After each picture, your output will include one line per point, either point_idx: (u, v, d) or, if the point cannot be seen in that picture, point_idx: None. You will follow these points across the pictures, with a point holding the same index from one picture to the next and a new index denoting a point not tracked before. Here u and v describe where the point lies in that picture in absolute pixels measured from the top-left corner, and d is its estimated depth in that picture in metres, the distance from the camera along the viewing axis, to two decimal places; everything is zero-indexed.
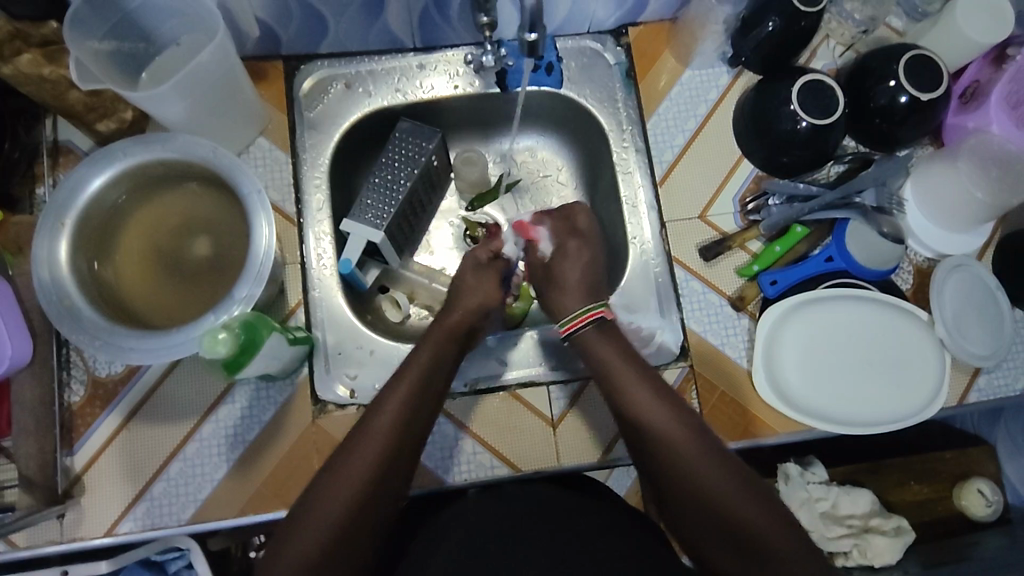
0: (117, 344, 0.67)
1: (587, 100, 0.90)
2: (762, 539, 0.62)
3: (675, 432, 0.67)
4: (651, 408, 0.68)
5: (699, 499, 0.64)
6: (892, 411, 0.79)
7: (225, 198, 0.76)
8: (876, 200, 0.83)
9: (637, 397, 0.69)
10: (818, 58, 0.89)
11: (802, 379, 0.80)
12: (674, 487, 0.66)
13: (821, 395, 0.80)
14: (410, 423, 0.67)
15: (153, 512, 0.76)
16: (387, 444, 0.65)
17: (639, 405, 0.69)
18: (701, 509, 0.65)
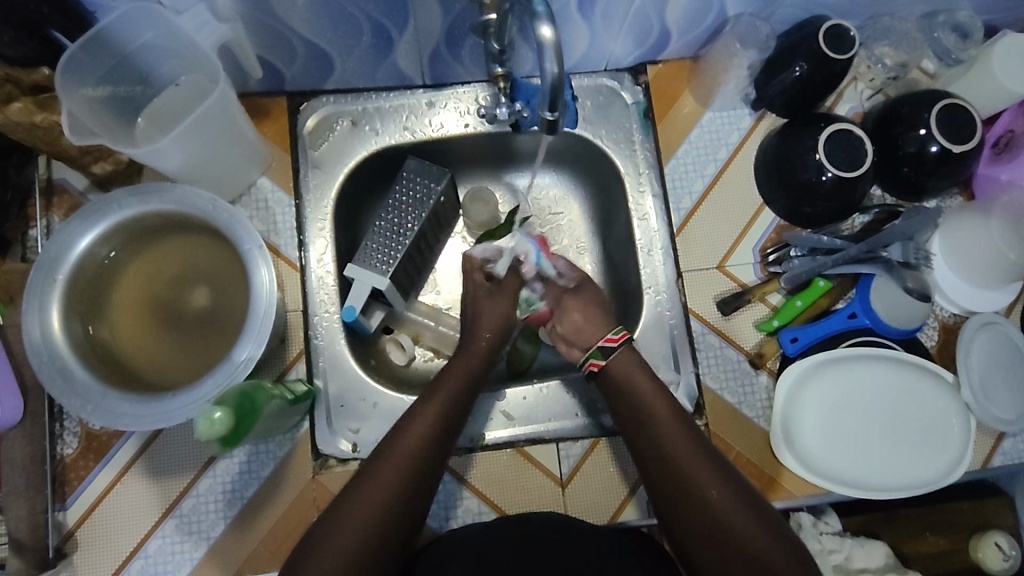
0: (109, 409, 0.64)
1: (603, 140, 0.86)
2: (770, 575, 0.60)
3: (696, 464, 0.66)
4: (672, 438, 0.68)
5: (719, 533, 0.63)
6: (916, 474, 0.76)
7: (225, 249, 0.73)
8: (902, 255, 0.79)
9: (659, 427, 0.69)
10: (845, 101, 0.85)
11: (823, 444, 0.77)
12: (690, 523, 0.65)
13: (844, 460, 0.77)
14: (426, 455, 0.66)
15: (149, 570, 0.74)
16: (401, 475, 0.64)
17: (660, 436, 0.69)
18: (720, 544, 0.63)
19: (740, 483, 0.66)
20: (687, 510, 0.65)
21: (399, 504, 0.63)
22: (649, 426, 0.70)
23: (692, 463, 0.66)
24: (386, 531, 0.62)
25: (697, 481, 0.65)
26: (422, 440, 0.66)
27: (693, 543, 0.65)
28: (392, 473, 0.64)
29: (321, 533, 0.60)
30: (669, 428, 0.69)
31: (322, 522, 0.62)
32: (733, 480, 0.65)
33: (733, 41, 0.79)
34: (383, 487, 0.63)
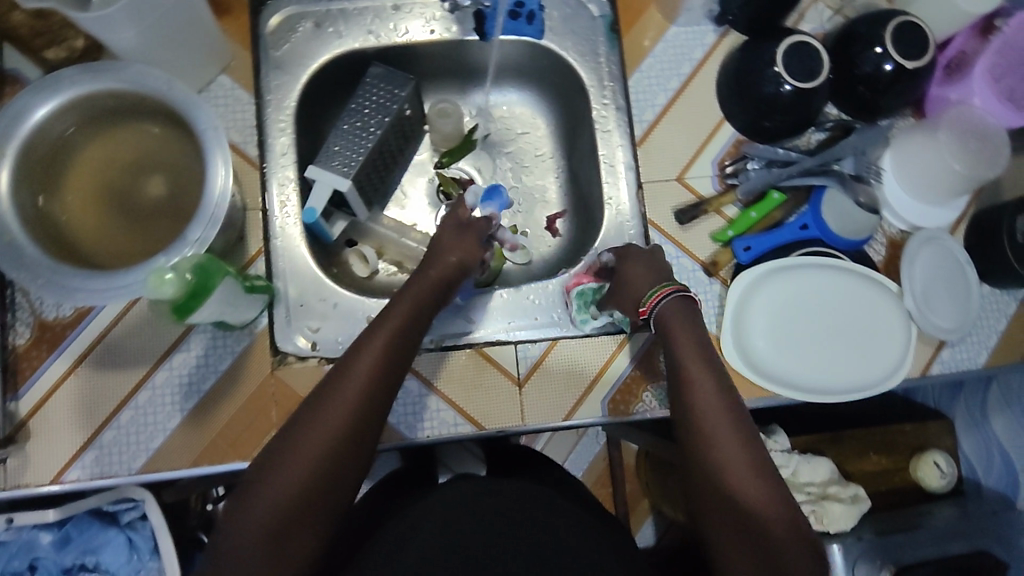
0: (62, 283, 0.64)
1: (569, 53, 0.87)
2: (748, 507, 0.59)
3: (705, 397, 0.65)
4: (695, 377, 0.67)
5: (702, 470, 0.62)
6: (857, 378, 0.79)
7: (179, 136, 0.72)
8: (854, 168, 0.83)
9: (683, 363, 0.68)
10: (806, 21, 0.87)
11: (769, 345, 0.79)
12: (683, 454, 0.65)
13: (790, 362, 0.79)
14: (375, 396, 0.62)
15: (103, 460, 0.74)
16: (357, 408, 0.61)
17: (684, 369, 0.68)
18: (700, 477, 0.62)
19: (741, 422, 0.64)
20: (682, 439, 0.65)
21: (346, 440, 0.60)
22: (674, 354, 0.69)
23: (701, 402, 0.65)
24: (337, 475, 0.59)
25: (693, 411, 0.65)
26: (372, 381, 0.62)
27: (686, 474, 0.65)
28: (335, 416, 0.60)
29: (264, 479, 0.58)
30: (692, 364, 0.68)
31: (268, 466, 0.59)
32: (738, 419, 0.64)
33: None
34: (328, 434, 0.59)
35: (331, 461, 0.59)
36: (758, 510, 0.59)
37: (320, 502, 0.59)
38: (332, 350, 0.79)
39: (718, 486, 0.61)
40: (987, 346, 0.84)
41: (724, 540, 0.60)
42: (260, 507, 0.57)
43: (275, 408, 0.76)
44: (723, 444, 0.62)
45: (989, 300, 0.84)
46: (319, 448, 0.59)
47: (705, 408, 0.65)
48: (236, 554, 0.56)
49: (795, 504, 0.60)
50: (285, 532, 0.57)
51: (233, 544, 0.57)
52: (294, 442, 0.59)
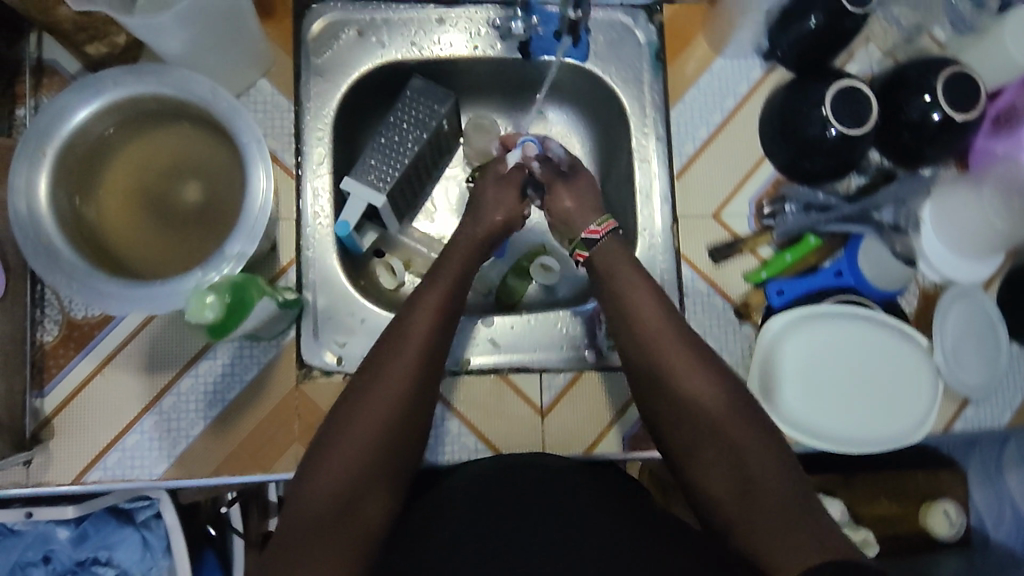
0: (96, 289, 0.63)
1: (612, 78, 0.86)
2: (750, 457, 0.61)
3: (682, 353, 0.66)
4: (664, 335, 0.68)
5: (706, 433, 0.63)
6: (887, 432, 0.79)
7: (219, 143, 0.71)
8: (893, 218, 0.83)
9: (647, 322, 0.69)
10: (855, 61, 0.86)
11: (801, 398, 0.79)
12: (669, 410, 0.65)
13: (820, 415, 0.79)
14: (425, 370, 0.66)
15: (125, 463, 0.74)
16: (414, 359, 0.65)
17: (651, 330, 0.68)
18: (695, 430, 0.64)
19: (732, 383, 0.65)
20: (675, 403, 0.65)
21: (400, 418, 0.63)
22: (639, 321, 0.69)
23: (682, 364, 0.66)
24: (404, 424, 0.64)
25: (678, 374, 0.65)
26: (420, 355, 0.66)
27: (667, 430, 0.66)
28: (387, 393, 0.64)
29: (327, 455, 0.61)
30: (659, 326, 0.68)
31: (335, 421, 0.63)
32: (721, 372, 0.66)
33: None
34: (382, 408, 0.63)
35: (387, 438, 0.63)
36: (760, 459, 0.61)
37: (392, 448, 0.63)
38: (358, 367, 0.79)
39: (718, 439, 0.62)
40: (1010, 403, 0.83)
41: (731, 497, 0.61)
42: (334, 462, 0.61)
43: (298, 422, 0.77)
44: (709, 395, 0.64)
45: (1016, 357, 0.84)
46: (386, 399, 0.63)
47: (689, 372, 0.65)
48: (308, 526, 0.58)
49: (786, 452, 0.62)
50: (355, 502, 0.60)
51: (309, 492, 0.60)
52: (359, 397, 0.63)
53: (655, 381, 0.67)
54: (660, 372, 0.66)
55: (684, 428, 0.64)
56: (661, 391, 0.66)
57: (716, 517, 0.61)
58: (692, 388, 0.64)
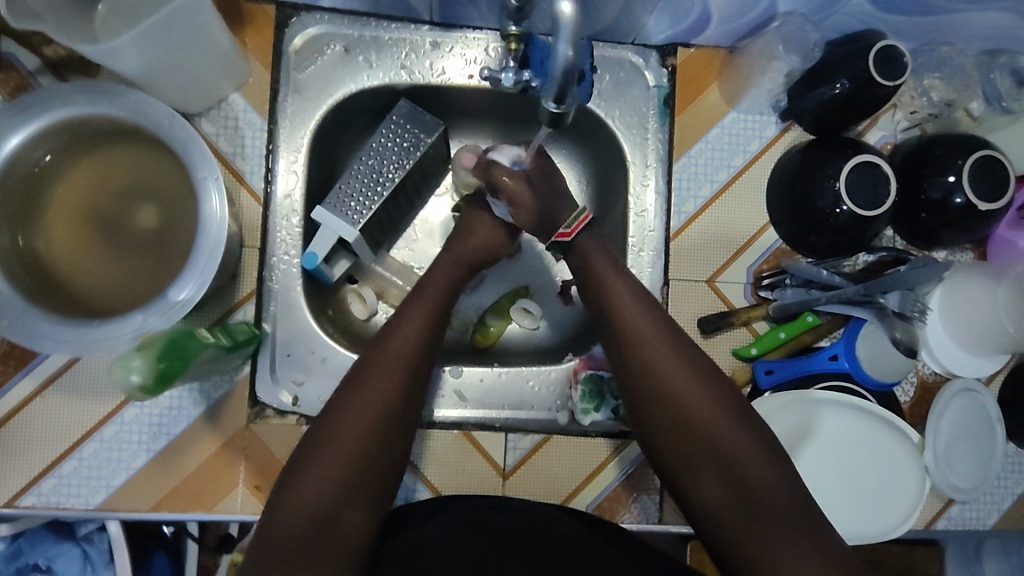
0: (28, 327, 0.59)
1: (614, 121, 0.80)
2: (757, 482, 0.58)
3: (682, 366, 0.62)
4: (659, 349, 0.63)
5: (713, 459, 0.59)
6: (859, 526, 0.74)
7: (177, 169, 0.66)
8: (898, 305, 0.76)
9: (645, 331, 0.64)
10: (878, 127, 0.80)
11: None
12: (666, 434, 0.61)
13: None
14: (420, 363, 0.64)
15: (60, 490, 0.71)
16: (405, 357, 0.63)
17: (644, 343, 0.63)
18: (699, 451, 0.60)
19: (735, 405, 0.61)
20: (679, 430, 0.61)
21: (390, 418, 0.60)
22: (639, 341, 0.64)
23: (682, 386, 0.61)
24: (395, 424, 0.60)
25: (680, 400, 0.61)
26: (416, 348, 0.64)
27: (669, 451, 0.61)
28: (379, 388, 0.61)
29: (308, 469, 0.57)
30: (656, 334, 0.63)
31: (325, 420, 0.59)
32: (718, 390, 0.62)
33: (776, 43, 0.73)
34: (371, 404, 0.60)
35: (377, 439, 0.59)
36: (768, 484, 0.58)
37: (384, 449, 0.59)
38: (314, 409, 0.75)
39: (719, 459, 0.59)
40: (998, 506, 0.79)
41: (742, 527, 0.57)
42: (320, 469, 0.57)
43: (244, 464, 0.72)
44: (706, 410, 0.60)
45: (1012, 459, 0.79)
46: (380, 395, 0.60)
47: (691, 394, 0.61)
48: (289, 542, 0.54)
49: (788, 465, 0.59)
50: (339, 511, 0.56)
51: (299, 497, 0.55)
52: (352, 394, 0.60)
53: (649, 398, 0.62)
54: (656, 388, 0.62)
55: (684, 450, 0.60)
56: (656, 408, 0.62)
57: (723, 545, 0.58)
58: (694, 414, 0.60)
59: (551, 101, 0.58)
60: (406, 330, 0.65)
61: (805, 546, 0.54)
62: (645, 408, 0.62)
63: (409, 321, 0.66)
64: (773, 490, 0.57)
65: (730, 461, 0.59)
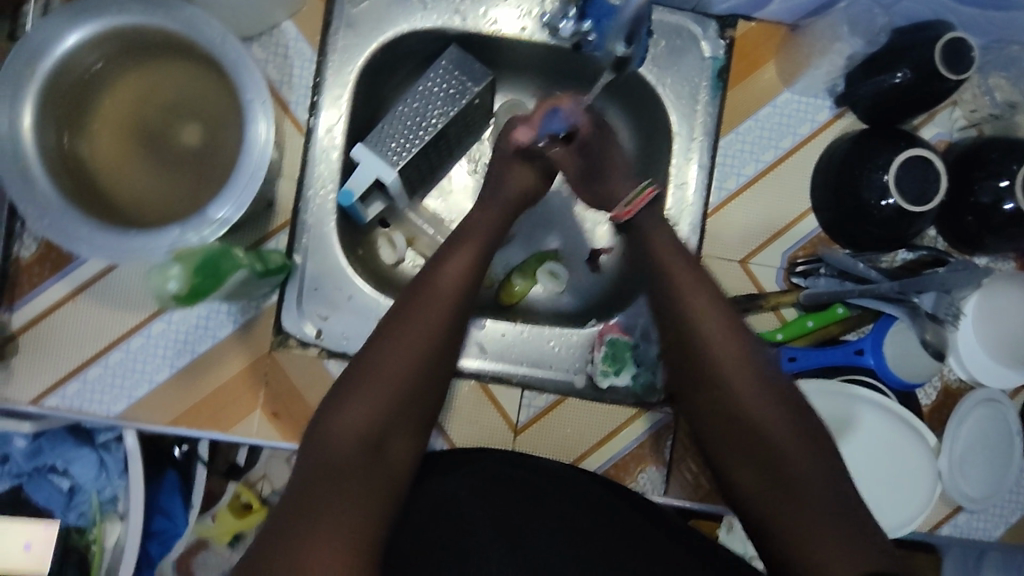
0: (67, 229, 0.59)
1: (664, 89, 0.78)
2: (791, 467, 0.56)
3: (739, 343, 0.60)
4: (707, 322, 0.61)
5: (749, 441, 0.58)
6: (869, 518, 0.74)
7: (225, 90, 0.66)
8: (932, 306, 0.74)
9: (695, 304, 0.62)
10: (933, 123, 0.78)
11: None
12: (705, 415, 0.60)
13: None
14: (461, 306, 0.64)
15: (85, 394, 0.72)
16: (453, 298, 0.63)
17: (688, 323, 0.62)
18: (737, 429, 0.59)
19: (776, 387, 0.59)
20: (717, 408, 0.59)
21: (428, 357, 0.61)
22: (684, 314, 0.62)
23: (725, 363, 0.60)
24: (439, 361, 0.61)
25: (722, 376, 0.59)
26: (457, 289, 0.64)
27: (709, 426, 0.61)
28: (419, 326, 0.61)
29: (352, 397, 0.58)
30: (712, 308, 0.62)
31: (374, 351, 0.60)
32: (760, 370, 0.59)
33: (841, 23, 0.70)
34: (412, 340, 0.60)
35: (415, 375, 0.60)
36: (802, 468, 0.55)
37: (426, 385, 0.61)
38: (337, 344, 0.76)
39: (756, 443, 0.57)
40: (1005, 520, 0.78)
41: (772, 512, 0.56)
42: (364, 401, 0.58)
43: (264, 390, 0.73)
44: (751, 390, 0.58)
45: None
46: (426, 333, 0.61)
47: (732, 373, 0.59)
48: (337, 468, 0.55)
49: (826, 454, 0.57)
50: (383, 440, 0.58)
51: (344, 422, 0.57)
52: (399, 328, 0.61)
53: (691, 382, 0.61)
54: (699, 364, 0.61)
55: (724, 429, 0.59)
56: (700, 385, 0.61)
57: (754, 521, 0.57)
58: (733, 393, 0.59)
59: (622, 42, 0.68)
60: (446, 271, 0.65)
61: (843, 531, 0.52)
62: (687, 387, 0.61)
63: (448, 264, 0.66)
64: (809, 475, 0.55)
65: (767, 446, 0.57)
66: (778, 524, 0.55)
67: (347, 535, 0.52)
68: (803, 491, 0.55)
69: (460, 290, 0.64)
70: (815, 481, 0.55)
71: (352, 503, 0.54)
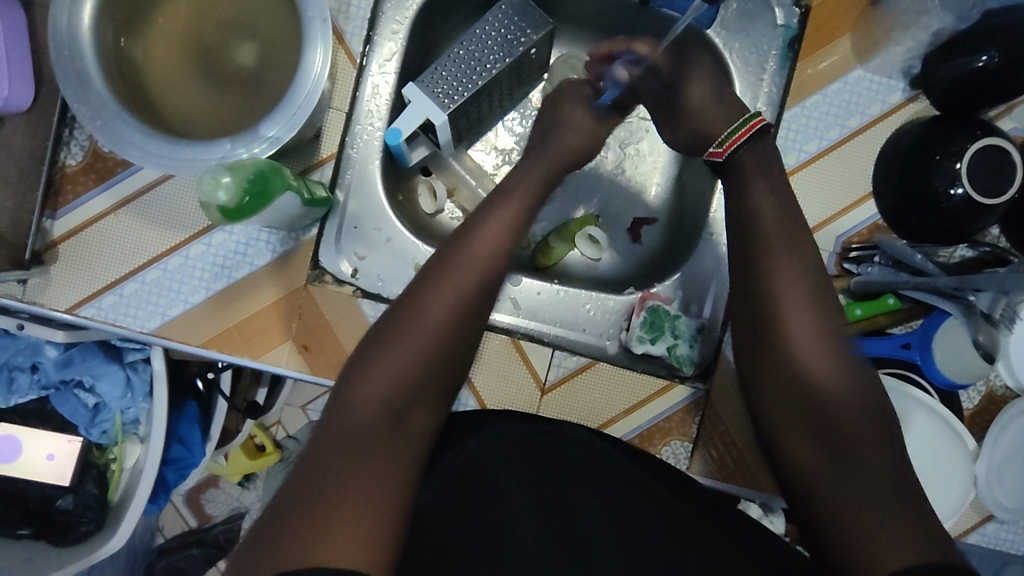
0: (119, 133, 0.59)
1: (731, 55, 0.76)
2: (851, 441, 0.56)
3: (797, 338, 0.61)
4: (786, 292, 0.61)
5: (807, 412, 0.59)
6: None
7: (284, 10, 0.65)
8: (988, 306, 0.71)
9: (756, 300, 0.63)
10: (1012, 116, 0.74)
11: None
12: (769, 383, 0.61)
13: None
14: (491, 271, 0.64)
15: (120, 308, 0.73)
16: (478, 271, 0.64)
17: (772, 289, 0.62)
18: (795, 420, 0.59)
19: (847, 363, 0.60)
20: (782, 377, 0.60)
21: (455, 328, 0.61)
22: (765, 281, 0.62)
23: (801, 331, 0.60)
24: (461, 335, 0.62)
25: (794, 346, 0.60)
26: (489, 256, 0.65)
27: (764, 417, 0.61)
28: (448, 296, 0.62)
29: (375, 364, 0.59)
30: (775, 300, 0.62)
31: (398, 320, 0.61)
32: (830, 344, 0.60)
33: None
34: (434, 320, 0.61)
35: (438, 346, 0.60)
36: (860, 443, 0.56)
37: (443, 356, 0.60)
38: (372, 285, 0.75)
39: (816, 415, 0.58)
40: None
41: (825, 481, 0.56)
42: (382, 370, 0.58)
43: (297, 322, 0.73)
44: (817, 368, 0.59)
45: None
46: (453, 300, 0.62)
47: (805, 343, 0.60)
48: (359, 431, 0.55)
49: (889, 435, 0.57)
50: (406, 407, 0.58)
51: (363, 391, 0.57)
52: (426, 293, 0.62)
53: (761, 347, 0.62)
54: (767, 336, 0.61)
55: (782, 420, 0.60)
56: (760, 377, 0.62)
57: (803, 514, 0.57)
58: (805, 363, 0.60)
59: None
60: (478, 240, 0.65)
61: (897, 521, 0.51)
62: (758, 354, 0.62)
63: (477, 234, 0.66)
64: (868, 450, 0.56)
65: (826, 417, 0.58)
66: (826, 516, 0.54)
67: (379, 487, 0.52)
68: (857, 486, 0.54)
69: (490, 265, 0.64)
70: (873, 472, 0.54)
71: (379, 463, 0.53)
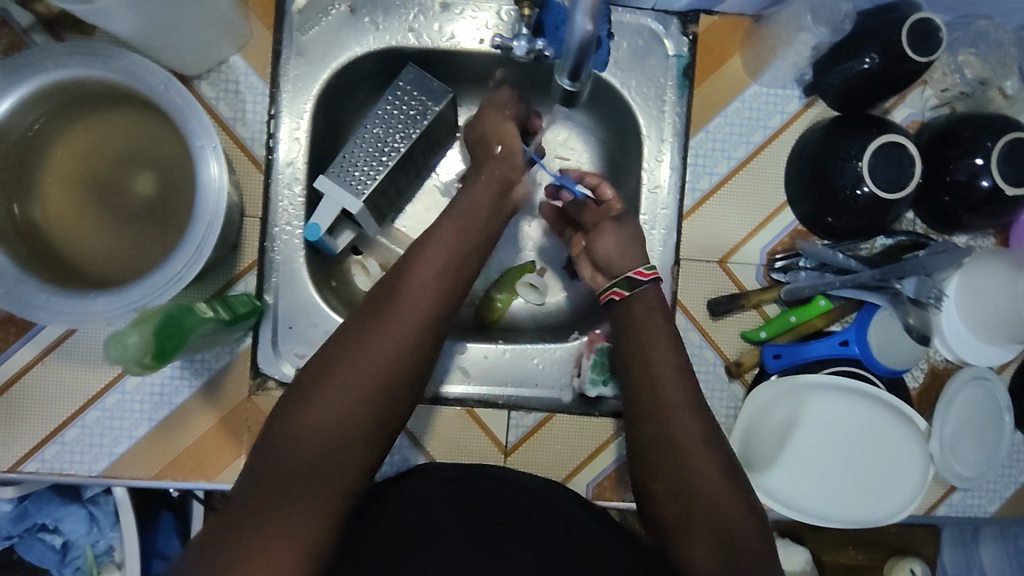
0: (24, 297, 0.57)
1: (630, 92, 0.77)
2: (733, 531, 0.56)
3: (679, 404, 0.61)
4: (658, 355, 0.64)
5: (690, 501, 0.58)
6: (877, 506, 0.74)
7: (175, 136, 0.64)
8: (915, 291, 0.73)
9: (659, 363, 0.63)
10: (905, 105, 0.77)
11: (806, 474, 0.75)
12: (654, 470, 0.60)
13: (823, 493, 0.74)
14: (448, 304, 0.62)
15: (63, 456, 0.71)
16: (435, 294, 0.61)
17: (652, 359, 0.64)
18: (678, 503, 0.58)
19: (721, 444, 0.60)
20: (663, 463, 0.60)
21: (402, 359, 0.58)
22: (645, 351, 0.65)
23: (678, 413, 0.61)
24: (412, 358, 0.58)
25: (672, 426, 0.60)
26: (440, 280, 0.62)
27: (656, 500, 0.60)
28: (402, 325, 0.58)
29: (316, 392, 0.55)
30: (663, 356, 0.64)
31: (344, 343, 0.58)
32: (706, 426, 0.61)
33: (805, 12, 0.68)
34: (388, 345, 0.57)
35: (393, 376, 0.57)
36: (743, 533, 0.56)
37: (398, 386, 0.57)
38: None
39: (701, 501, 0.57)
40: (999, 495, 0.78)
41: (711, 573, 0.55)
42: (326, 401, 0.55)
43: (247, 434, 0.72)
44: (697, 452, 0.59)
45: (1017, 449, 0.78)
46: (409, 324, 0.59)
47: (684, 417, 0.60)
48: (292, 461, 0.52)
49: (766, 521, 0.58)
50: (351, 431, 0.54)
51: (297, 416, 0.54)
52: (374, 326, 0.58)
53: (648, 432, 0.61)
54: (652, 417, 0.61)
55: (668, 499, 0.59)
56: (657, 456, 0.60)
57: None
58: (681, 446, 0.59)
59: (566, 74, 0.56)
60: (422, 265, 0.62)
61: None
62: (644, 437, 0.62)
63: (424, 262, 0.63)
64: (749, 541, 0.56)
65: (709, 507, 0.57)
66: None
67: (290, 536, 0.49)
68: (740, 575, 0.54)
69: (439, 284, 0.62)
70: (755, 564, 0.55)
71: (314, 503, 0.51)
